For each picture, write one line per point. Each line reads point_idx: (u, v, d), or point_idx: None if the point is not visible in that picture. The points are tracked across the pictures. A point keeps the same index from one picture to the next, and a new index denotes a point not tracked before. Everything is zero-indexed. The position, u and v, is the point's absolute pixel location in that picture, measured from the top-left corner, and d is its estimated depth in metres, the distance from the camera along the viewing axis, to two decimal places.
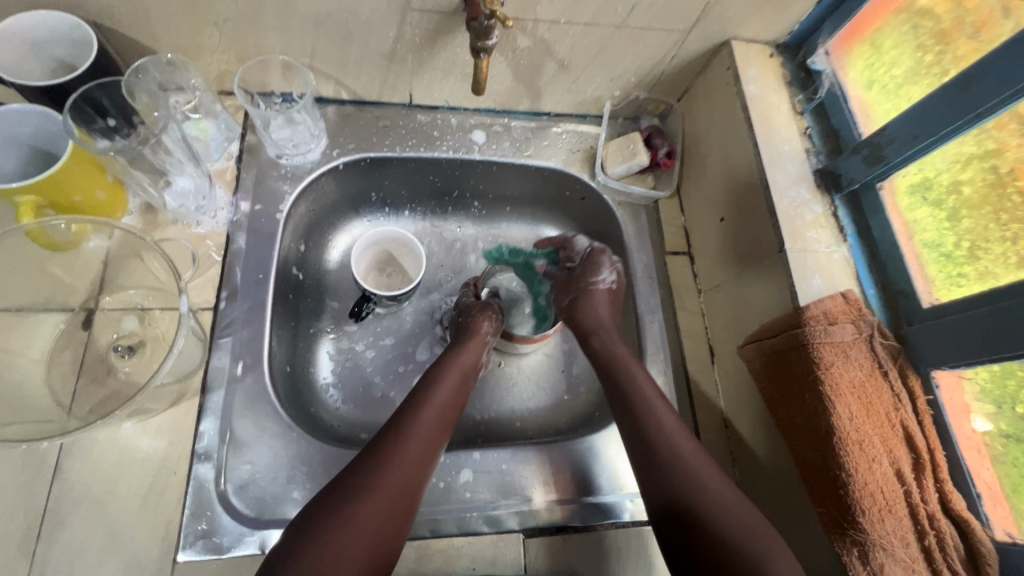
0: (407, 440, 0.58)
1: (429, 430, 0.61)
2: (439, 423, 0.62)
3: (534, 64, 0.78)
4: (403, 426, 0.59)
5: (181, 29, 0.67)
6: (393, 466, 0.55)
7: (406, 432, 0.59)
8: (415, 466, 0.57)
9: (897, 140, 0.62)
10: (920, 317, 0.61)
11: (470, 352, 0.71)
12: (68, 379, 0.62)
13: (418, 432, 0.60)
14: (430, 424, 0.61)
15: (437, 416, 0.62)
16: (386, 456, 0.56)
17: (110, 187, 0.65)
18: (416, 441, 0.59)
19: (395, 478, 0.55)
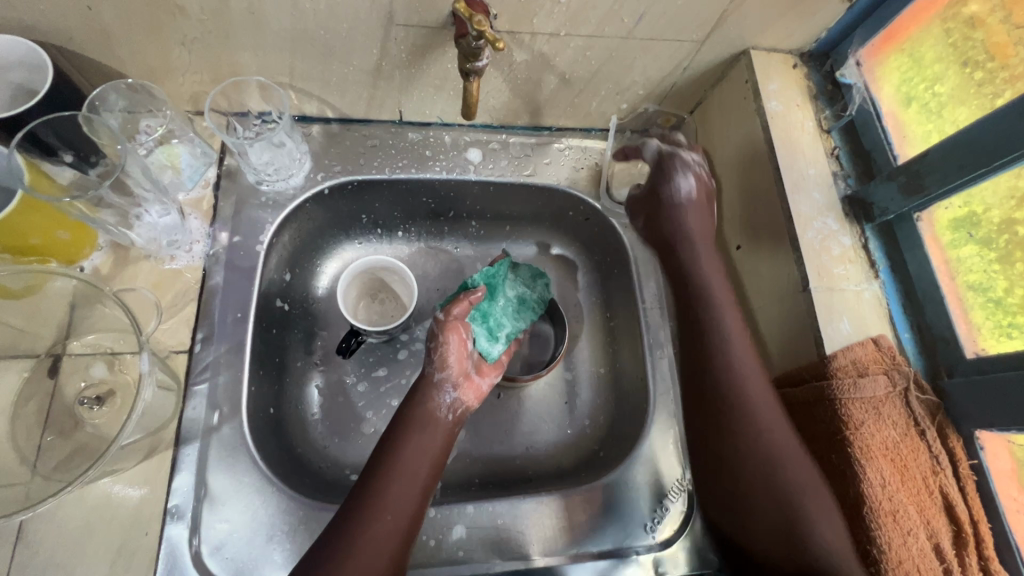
0: (382, 507, 0.54)
1: (406, 490, 0.55)
2: (406, 492, 0.55)
3: (532, 78, 0.72)
4: (377, 491, 0.54)
5: (146, 51, 0.61)
6: (354, 556, 0.50)
7: (382, 495, 0.54)
8: (396, 536, 0.53)
9: (939, 169, 0.55)
10: (962, 370, 0.54)
11: (433, 398, 0.62)
12: (32, 433, 0.58)
13: (394, 493, 0.55)
14: (405, 482, 0.56)
15: (415, 472, 0.57)
16: (358, 528, 0.52)
17: (75, 227, 0.61)
18: (392, 508, 0.54)
19: (368, 553, 0.51)
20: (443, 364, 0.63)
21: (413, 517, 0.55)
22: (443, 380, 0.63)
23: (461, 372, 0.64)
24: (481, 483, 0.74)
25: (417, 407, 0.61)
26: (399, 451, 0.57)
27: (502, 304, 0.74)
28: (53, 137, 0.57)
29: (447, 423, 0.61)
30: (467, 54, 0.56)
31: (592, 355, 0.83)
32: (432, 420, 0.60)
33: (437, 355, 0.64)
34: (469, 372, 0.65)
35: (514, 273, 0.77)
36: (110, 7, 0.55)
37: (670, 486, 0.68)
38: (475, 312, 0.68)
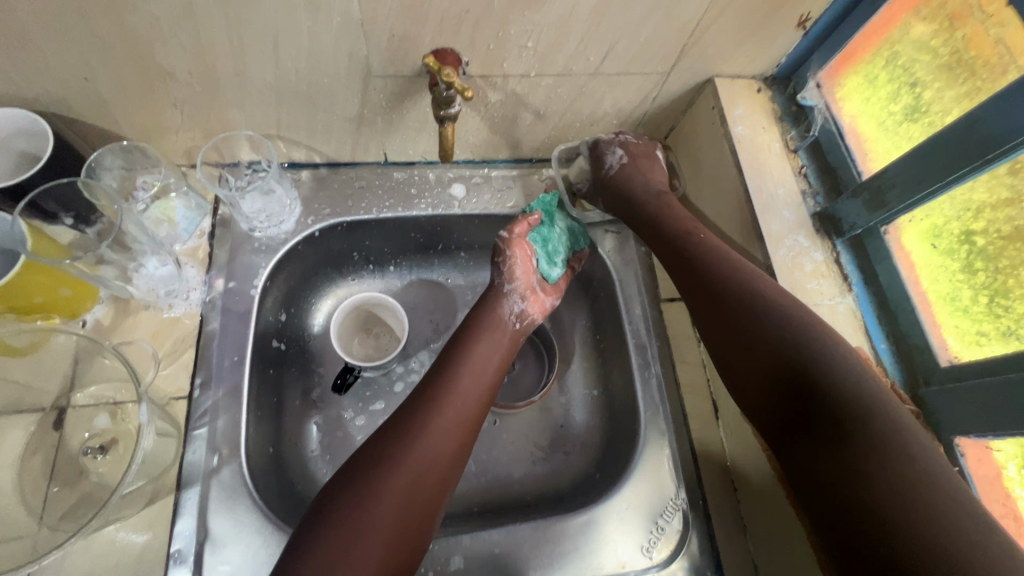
0: (436, 420, 0.57)
1: (463, 397, 0.61)
2: (463, 408, 0.60)
3: (509, 115, 0.75)
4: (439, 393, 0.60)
5: (140, 114, 0.65)
6: (411, 454, 0.54)
7: (437, 410, 0.58)
8: (448, 440, 0.57)
9: (898, 185, 0.57)
10: (938, 377, 0.56)
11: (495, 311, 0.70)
12: (39, 485, 0.60)
13: (453, 398, 0.60)
14: (461, 394, 0.61)
15: (471, 386, 0.62)
16: (419, 421, 0.57)
17: (76, 283, 0.64)
18: (449, 412, 0.59)
19: (424, 447, 0.55)
20: (508, 278, 0.72)
21: (462, 435, 0.58)
22: (512, 292, 0.71)
23: (528, 283, 0.73)
24: (480, 510, 0.75)
25: (481, 320, 0.68)
26: (459, 361, 0.64)
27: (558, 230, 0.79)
28: (51, 202, 0.61)
29: (512, 329, 0.70)
30: (440, 102, 0.58)
31: (585, 377, 0.85)
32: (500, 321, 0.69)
33: (505, 267, 0.72)
34: (534, 285, 0.74)
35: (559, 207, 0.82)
36: (105, 77, 0.59)
37: (665, 506, 0.69)
38: (534, 234, 0.76)
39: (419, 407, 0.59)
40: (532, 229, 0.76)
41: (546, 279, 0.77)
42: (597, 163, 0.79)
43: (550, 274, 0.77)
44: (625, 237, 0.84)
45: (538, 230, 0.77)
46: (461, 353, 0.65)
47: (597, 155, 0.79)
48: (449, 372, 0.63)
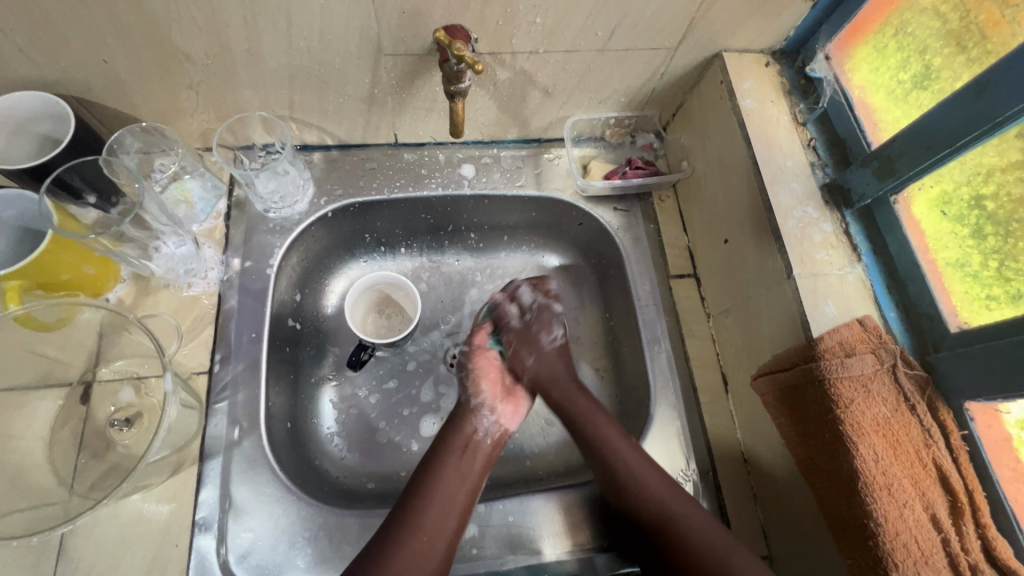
0: (420, 527, 0.58)
1: (445, 513, 0.60)
2: (449, 506, 0.61)
3: (518, 94, 0.75)
4: (416, 514, 0.59)
5: (157, 96, 0.67)
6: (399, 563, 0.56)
7: (419, 515, 0.59)
8: (434, 555, 0.57)
9: (908, 152, 0.57)
10: (948, 343, 0.56)
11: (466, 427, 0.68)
12: (69, 456, 0.62)
13: (432, 516, 0.60)
14: (442, 506, 0.61)
15: (453, 495, 0.62)
16: (400, 543, 0.57)
17: (99, 261, 0.66)
18: (429, 531, 0.59)
19: (406, 567, 0.55)
20: (474, 391, 0.72)
21: (451, 537, 0.59)
22: (479, 407, 0.71)
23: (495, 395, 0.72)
24: (492, 484, 0.76)
25: (454, 438, 0.67)
26: (437, 478, 0.63)
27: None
28: (76, 179, 0.62)
29: (485, 447, 0.68)
30: (451, 77, 0.60)
31: (594, 354, 0.86)
32: (539, 349, 0.77)
33: (470, 379, 0.73)
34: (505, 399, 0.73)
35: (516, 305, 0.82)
36: (124, 59, 0.60)
37: (675, 476, 0.70)
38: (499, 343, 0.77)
39: (403, 514, 0.60)
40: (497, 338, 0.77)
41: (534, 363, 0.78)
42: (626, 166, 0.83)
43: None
44: (634, 215, 0.85)
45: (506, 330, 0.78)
46: (435, 471, 0.64)
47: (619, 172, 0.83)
48: (429, 475, 0.63)
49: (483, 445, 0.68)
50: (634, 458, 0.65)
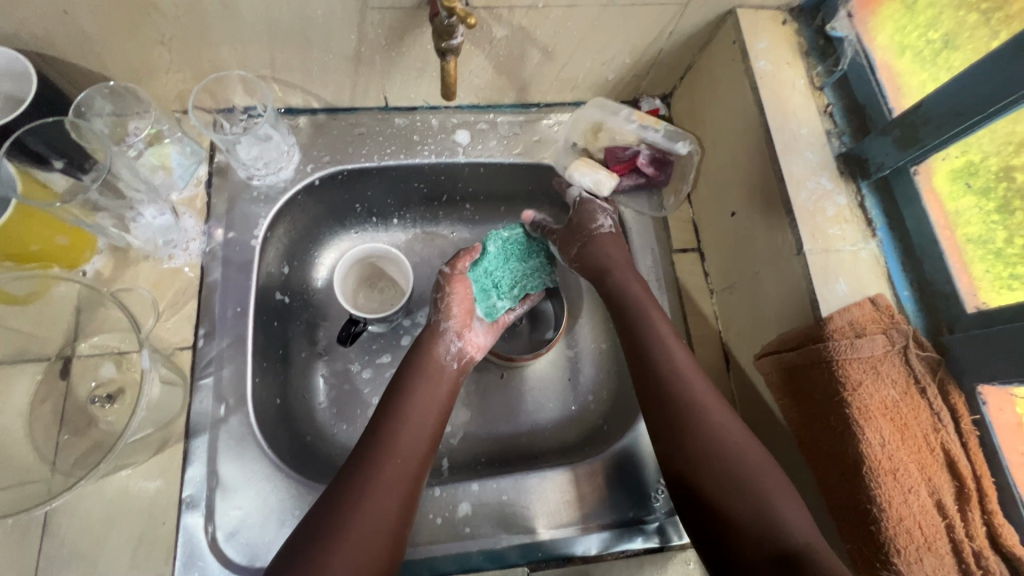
0: (395, 450, 0.57)
1: (415, 434, 0.59)
2: (423, 430, 0.60)
3: (515, 53, 0.70)
4: (388, 437, 0.57)
5: (126, 52, 0.62)
6: (377, 480, 0.54)
7: (394, 439, 0.57)
8: (409, 475, 0.56)
9: (934, 119, 0.53)
10: (963, 325, 0.53)
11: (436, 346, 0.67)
12: (50, 432, 0.60)
13: (404, 437, 0.58)
14: (411, 430, 0.59)
15: (423, 418, 0.61)
16: (374, 466, 0.55)
17: (72, 232, 0.62)
18: (403, 453, 0.57)
19: (384, 491, 0.54)
20: (444, 312, 0.69)
21: (422, 461, 0.58)
22: (447, 331, 0.68)
23: (465, 320, 0.70)
24: (487, 462, 0.75)
25: (424, 363, 0.65)
26: (405, 402, 0.61)
27: (486, 259, 0.73)
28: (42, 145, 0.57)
29: (452, 371, 0.67)
30: (441, 33, 0.54)
31: (592, 330, 0.83)
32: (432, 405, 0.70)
33: (443, 303, 0.70)
34: (472, 323, 0.71)
35: (508, 244, 0.74)
36: (85, 10, 0.55)
37: None
38: (481, 270, 0.72)
39: (375, 438, 0.58)
40: (478, 264, 0.72)
41: (498, 304, 0.72)
42: (589, 211, 0.74)
43: (491, 313, 0.72)
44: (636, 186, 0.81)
45: (489, 256, 0.73)
46: (403, 396, 0.62)
47: (590, 210, 0.74)
48: (399, 401, 0.61)
49: (446, 369, 0.66)
50: (683, 360, 0.61)
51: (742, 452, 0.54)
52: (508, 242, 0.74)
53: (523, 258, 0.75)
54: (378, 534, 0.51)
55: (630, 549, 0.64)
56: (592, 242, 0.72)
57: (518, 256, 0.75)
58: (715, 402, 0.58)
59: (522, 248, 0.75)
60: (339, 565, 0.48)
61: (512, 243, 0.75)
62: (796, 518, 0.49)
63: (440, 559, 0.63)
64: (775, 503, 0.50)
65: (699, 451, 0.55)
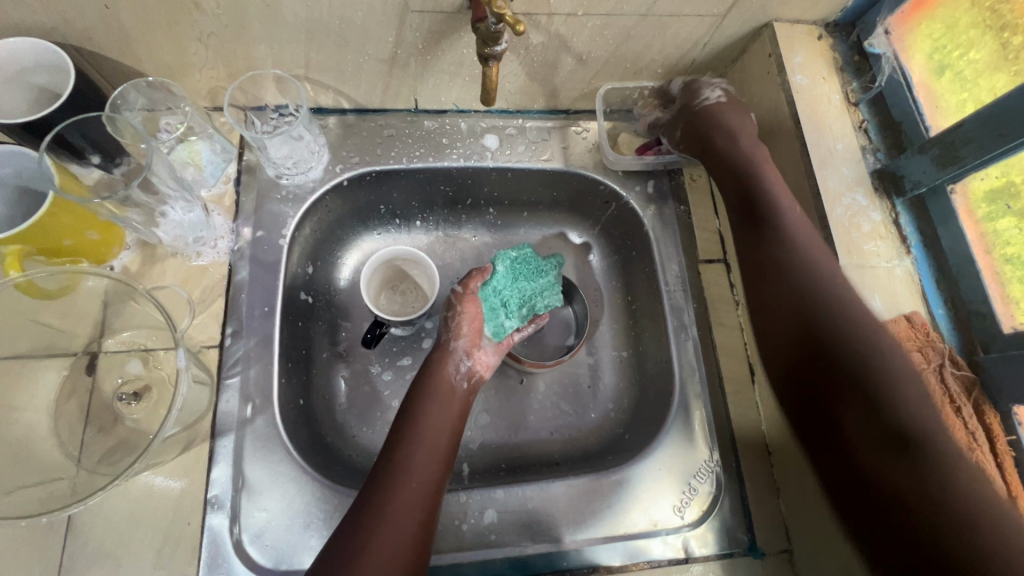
0: (410, 472, 0.56)
1: (429, 456, 0.58)
2: (439, 451, 0.59)
3: (550, 60, 0.70)
4: (403, 460, 0.57)
5: (163, 48, 0.61)
6: (394, 505, 0.53)
7: (408, 461, 0.57)
8: (426, 497, 0.55)
9: (975, 139, 0.53)
10: (1000, 345, 0.53)
11: (447, 370, 0.66)
12: (75, 429, 0.59)
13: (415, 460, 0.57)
14: (426, 450, 0.58)
15: (436, 439, 0.60)
16: (389, 490, 0.54)
17: (102, 225, 0.62)
18: (418, 475, 0.56)
19: (400, 514, 0.53)
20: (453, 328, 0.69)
21: (438, 482, 0.57)
22: (457, 349, 0.68)
23: (474, 339, 0.69)
24: (508, 468, 0.75)
25: (432, 383, 0.64)
26: (418, 423, 0.60)
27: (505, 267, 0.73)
28: (79, 139, 0.57)
29: (462, 391, 0.66)
30: (486, 39, 0.54)
31: (614, 338, 0.83)
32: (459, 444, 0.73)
33: (453, 322, 0.69)
34: (481, 341, 0.70)
35: (517, 261, 0.74)
36: (127, 6, 0.55)
37: (697, 467, 0.69)
38: (490, 290, 0.72)
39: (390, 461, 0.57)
40: (488, 284, 0.72)
41: (506, 324, 0.71)
42: (693, 91, 0.72)
43: (499, 332, 0.71)
44: (663, 194, 0.81)
45: (498, 276, 0.73)
46: (413, 416, 0.61)
47: (693, 87, 0.72)
48: (413, 421, 0.61)
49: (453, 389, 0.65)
50: (791, 211, 0.61)
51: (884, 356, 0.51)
52: (517, 260, 0.74)
53: (534, 276, 0.74)
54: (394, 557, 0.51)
55: (656, 560, 0.64)
56: (704, 113, 0.69)
57: (527, 275, 0.74)
58: (837, 277, 0.56)
59: (534, 265, 0.75)
60: None
61: (522, 261, 0.74)
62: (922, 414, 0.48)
63: (466, 565, 0.62)
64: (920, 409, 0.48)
65: (802, 322, 0.55)
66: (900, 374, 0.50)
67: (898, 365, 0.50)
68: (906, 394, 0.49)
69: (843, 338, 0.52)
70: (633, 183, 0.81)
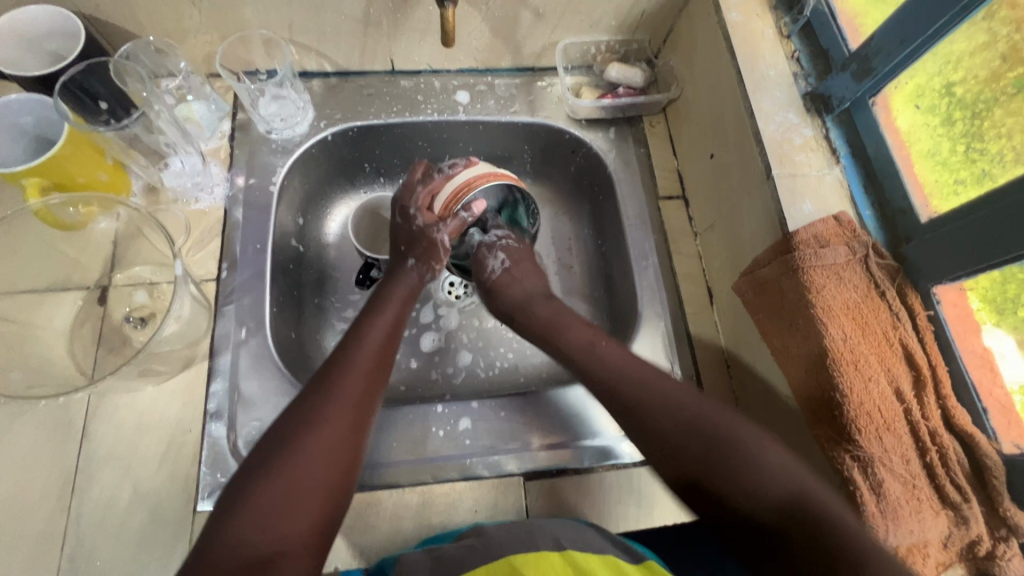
0: (348, 370, 0.57)
1: (368, 360, 0.59)
2: (379, 355, 0.60)
3: (510, 15, 0.78)
4: (345, 359, 0.58)
5: (162, 14, 0.70)
6: (332, 400, 0.53)
7: (348, 360, 0.58)
8: (361, 395, 0.55)
9: (885, 48, 0.59)
10: (919, 233, 0.58)
11: (404, 284, 0.70)
12: (89, 349, 0.66)
13: (343, 407, 0.53)
14: (368, 356, 0.59)
15: (374, 349, 0.60)
16: (329, 386, 0.55)
17: (111, 169, 0.69)
18: (358, 373, 0.57)
19: (335, 407, 0.53)
20: (431, 271, 0.71)
21: (373, 383, 0.57)
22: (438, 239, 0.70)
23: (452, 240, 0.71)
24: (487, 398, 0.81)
25: (392, 293, 0.68)
26: (363, 333, 0.62)
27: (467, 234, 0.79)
28: (98, 85, 0.66)
29: (416, 283, 0.71)
30: None
31: (587, 278, 0.89)
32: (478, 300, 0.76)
33: (445, 221, 0.70)
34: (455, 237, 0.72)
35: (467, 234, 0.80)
36: None
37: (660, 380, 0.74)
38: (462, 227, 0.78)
39: (332, 365, 0.57)
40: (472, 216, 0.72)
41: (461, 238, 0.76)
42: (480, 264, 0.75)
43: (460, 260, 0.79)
44: (624, 139, 0.87)
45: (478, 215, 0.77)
46: (352, 349, 0.59)
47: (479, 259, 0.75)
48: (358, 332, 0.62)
49: (380, 330, 0.63)
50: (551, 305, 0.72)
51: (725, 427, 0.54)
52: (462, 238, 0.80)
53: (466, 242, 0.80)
54: (325, 477, 0.49)
55: (622, 463, 0.69)
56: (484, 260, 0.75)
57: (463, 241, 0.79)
58: (648, 369, 0.61)
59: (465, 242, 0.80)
60: (301, 465, 0.48)
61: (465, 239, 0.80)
62: (776, 469, 0.51)
63: (443, 467, 0.67)
64: (756, 452, 0.52)
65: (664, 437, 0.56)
66: (681, 397, 0.58)
67: (687, 395, 0.58)
68: (682, 403, 0.57)
69: (704, 432, 0.55)
70: (597, 131, 0.87)
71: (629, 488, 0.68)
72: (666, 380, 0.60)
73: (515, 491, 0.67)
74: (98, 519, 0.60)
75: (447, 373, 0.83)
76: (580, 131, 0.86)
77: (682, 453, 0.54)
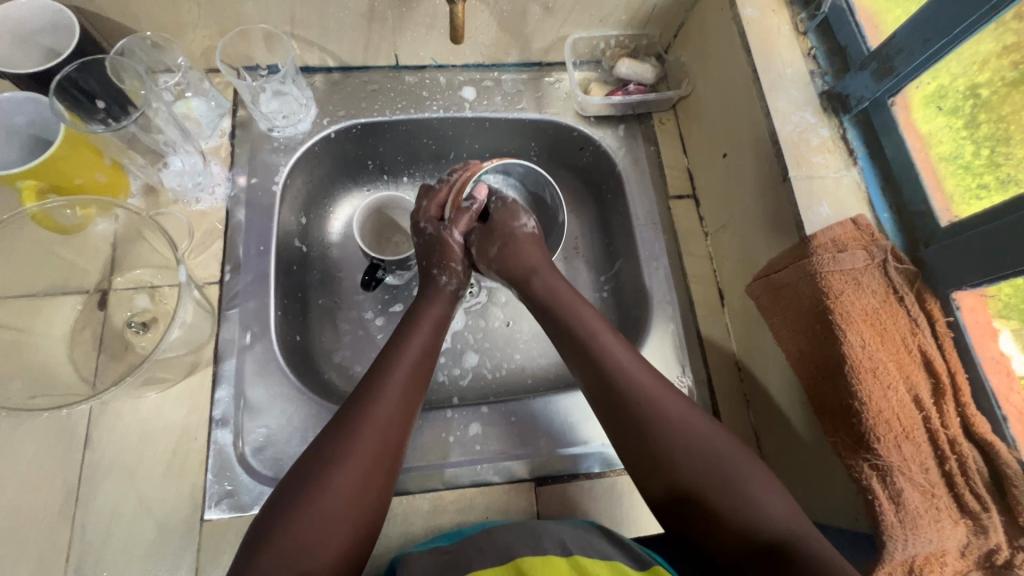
0: (383, 393, 0.55)
1: (406, 385, 0.57)
2: (414, 378, 0.59)
3: (518, 9, 0.75)
4: (381, 383, 0.56)
5: (159, 8, 0.67)
6: (367, 427, 0.52)
7: (383, 383, 0.56)
8: (397, 423, 0.54)
9: (907, 47, 0.58)
10: (938, 238, 0.57)
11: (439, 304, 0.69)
12: (90, 355, 0.65)
13: (373, 434, 0.52)
14: (405, 380, 0.58)
15: (411, 374, 0.59)
16: (365, 411, 0.53)
17: (110, 169, 0.68)
18: (393, 399, 0.55)
19: (370, 434, 0.52)
20: (451, 274, 0.72)
21: (409, 410, 0.56)
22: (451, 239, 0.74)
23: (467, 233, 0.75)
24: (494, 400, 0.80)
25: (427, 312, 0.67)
26: (397, 355, 0.60)
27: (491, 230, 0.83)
28: (94, 83, 0.63)
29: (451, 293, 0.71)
30: None
31: (595, 278, 0.88)
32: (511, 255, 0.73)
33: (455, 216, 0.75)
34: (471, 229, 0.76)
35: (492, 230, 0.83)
36: None
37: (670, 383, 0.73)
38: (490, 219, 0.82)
39: (366, 389, 0.56)
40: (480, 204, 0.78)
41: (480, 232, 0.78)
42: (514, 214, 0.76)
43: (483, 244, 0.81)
44: (633, 137, 0.85)
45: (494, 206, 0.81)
46: (385, 371, 0.58)
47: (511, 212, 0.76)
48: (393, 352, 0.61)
49: (415, 351, 0.61)
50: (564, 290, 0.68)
51: (728, 459, 0.52)
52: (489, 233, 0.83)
53: None
54: (354, 505, 0.48)
55: None
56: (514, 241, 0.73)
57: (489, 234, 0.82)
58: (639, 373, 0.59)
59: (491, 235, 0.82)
60: (334, 494, 0.48)
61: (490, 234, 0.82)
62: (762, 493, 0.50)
63: (453, 473, 0.66)
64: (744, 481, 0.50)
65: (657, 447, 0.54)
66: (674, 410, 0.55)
67: (673, 402, 0.56)
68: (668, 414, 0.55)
69: (690, 447, 0.53)
70: (606, 128, 0.85)
71: (641, 492, 0.67)
72: (665, 392, 0.57)
73: (527, 496, 0.66)
74: (103, 529, 0.59)
75: (453, 375, 0.82)
76: (589, 128, 0.85)
77: (674, 465, 0.53)
